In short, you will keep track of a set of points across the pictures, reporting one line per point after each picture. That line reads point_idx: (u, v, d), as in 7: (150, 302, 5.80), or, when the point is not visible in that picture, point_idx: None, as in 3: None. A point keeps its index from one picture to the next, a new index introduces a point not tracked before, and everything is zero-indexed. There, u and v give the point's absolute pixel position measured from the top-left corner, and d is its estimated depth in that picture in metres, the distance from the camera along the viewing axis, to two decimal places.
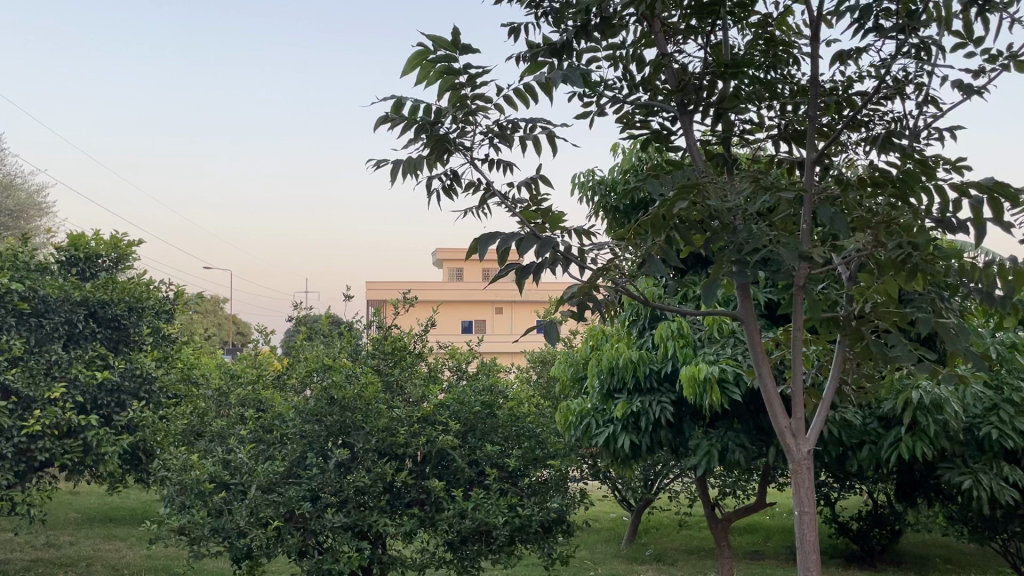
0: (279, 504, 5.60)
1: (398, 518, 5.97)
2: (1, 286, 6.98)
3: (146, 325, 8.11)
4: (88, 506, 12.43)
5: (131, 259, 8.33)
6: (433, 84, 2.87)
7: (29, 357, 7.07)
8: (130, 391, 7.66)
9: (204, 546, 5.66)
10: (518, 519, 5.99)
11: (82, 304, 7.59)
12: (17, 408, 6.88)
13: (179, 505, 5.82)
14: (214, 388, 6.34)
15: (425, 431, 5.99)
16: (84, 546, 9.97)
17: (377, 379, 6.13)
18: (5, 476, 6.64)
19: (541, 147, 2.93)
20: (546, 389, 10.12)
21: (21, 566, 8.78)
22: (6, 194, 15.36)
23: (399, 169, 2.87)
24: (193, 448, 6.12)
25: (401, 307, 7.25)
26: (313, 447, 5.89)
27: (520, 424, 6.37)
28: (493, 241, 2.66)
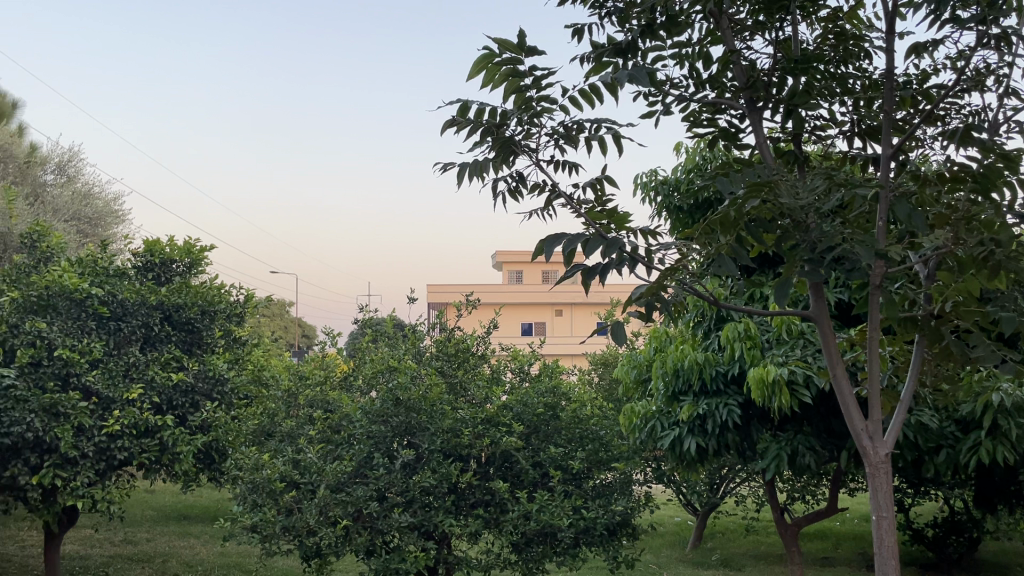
0: (347, 503, 5.69)
1: (464, 518, 6.01)
2: (83, 290, 7.27)
3: (217, 327, 8.33)
4: (163, 504, 12.84)
5: (204, 264, 8.56)
6: (499, 87, 2.88)
7: (109, 359, 7.35)
8: (204, 392, 7.89)
9: (275, 544, 5.79)
10: (583, 521, 5.98)
11: (158, 307, 7.85)
12: (98, 409, 7.14)
13: (250, 504, 5.96)
14: (283, 389, 6.48)
15: (488, 432, 6.02)
16: (159, 542, 10.30)
17: (441, 381, 6.19)
18: (86, 475, 6.89)
19: (606, 147, 2.92)
20: (608, 392, 10.07)
21: (101, 561, 9.12)
22: (86, 202, 15.95)
23: (465, 172, 2.89)
24: (264, 448, 6.27)
25: (465, 309, 7.30)
26: (380, 447, 5.96)
27: (583, 427, 6.36)
28: (559, 243, 2.66)
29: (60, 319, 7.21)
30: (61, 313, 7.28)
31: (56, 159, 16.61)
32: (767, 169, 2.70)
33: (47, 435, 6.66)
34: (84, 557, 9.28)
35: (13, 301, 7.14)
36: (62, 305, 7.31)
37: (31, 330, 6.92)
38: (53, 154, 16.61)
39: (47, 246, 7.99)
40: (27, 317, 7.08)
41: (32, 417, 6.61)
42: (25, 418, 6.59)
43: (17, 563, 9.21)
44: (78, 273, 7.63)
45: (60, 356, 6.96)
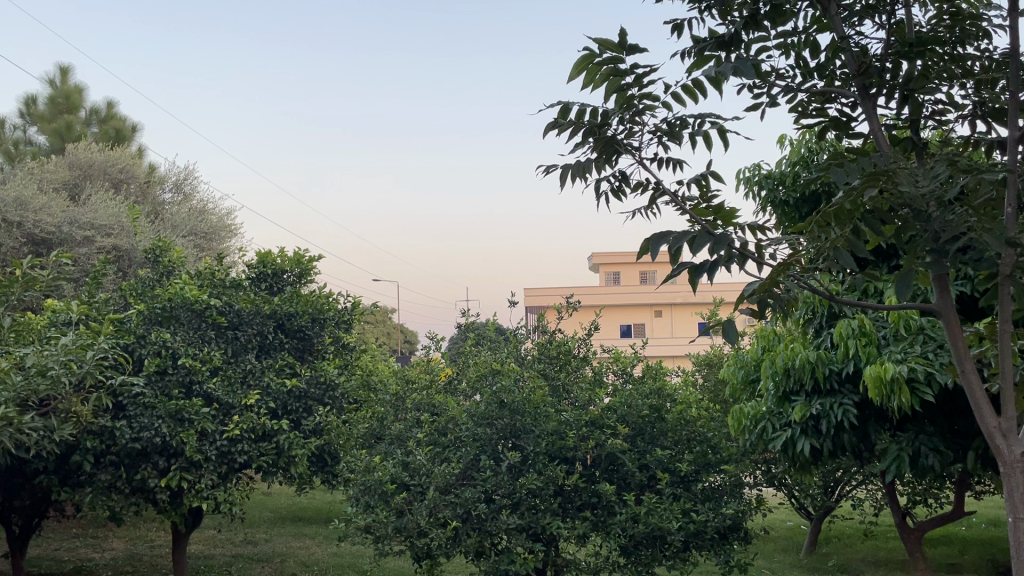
0: (456, 504, 5.78)
1: (571, 521, 6.00)
2: (202, 302, 7.64)
3: (327, 334, 8.62)
4: (279, 506, 13.33)
5: (313, 273, 8.85)
6: (600, 87, 2.87)
7: (228, 367, 7.70)
8: (316, 397, 8.18)
9: (389, 544, 5.93)
10: (694, 525, 5.88)
11: (271, 316, 8.18)
12: (219, 414, 7.49)
13: (363, 505, 6.12)
14: (390, 393, 6.64)
15: (593, 434, 6.00)
16: (277, 543, 10.70)
17: (545, 384, 6.21)
18: (209, 477, 7.21)
19: (711, 142, 2.87)
20: (714, 394, 9.87)
21: (224, 561, 9.54)
22: (201, 218, 16.73)
23: (568, 173, 2.89)
24: (374, 451, 6.44)
25: (565, 312, 7.30)
26: (486, 449, 6.03)
27: (690, 429, 6.26)
28: (664, 242, 2.62)
29: (182, 329, 7.60)
30: (183, 324, 7.67)
31: (173, 178, 17.49)
32: (884, 157, 2.59)
33: (173, 440, 7.04)
34: (208, 557, 9.73)
35: (140, 313, 7.58)
36: (185, 316, 7.70)
37: (157, 341, 7.33)
38: (170, 174, 17.49)
39: (169, 260, 8.44)
40: (152, 327, 7.50)
41: (160, 422, 7.01)
42: (153, 424, 7.00)
43: (149, 562, 9.74)
44: (198, 286, 8.03)
45: (184, 364, 7.34)
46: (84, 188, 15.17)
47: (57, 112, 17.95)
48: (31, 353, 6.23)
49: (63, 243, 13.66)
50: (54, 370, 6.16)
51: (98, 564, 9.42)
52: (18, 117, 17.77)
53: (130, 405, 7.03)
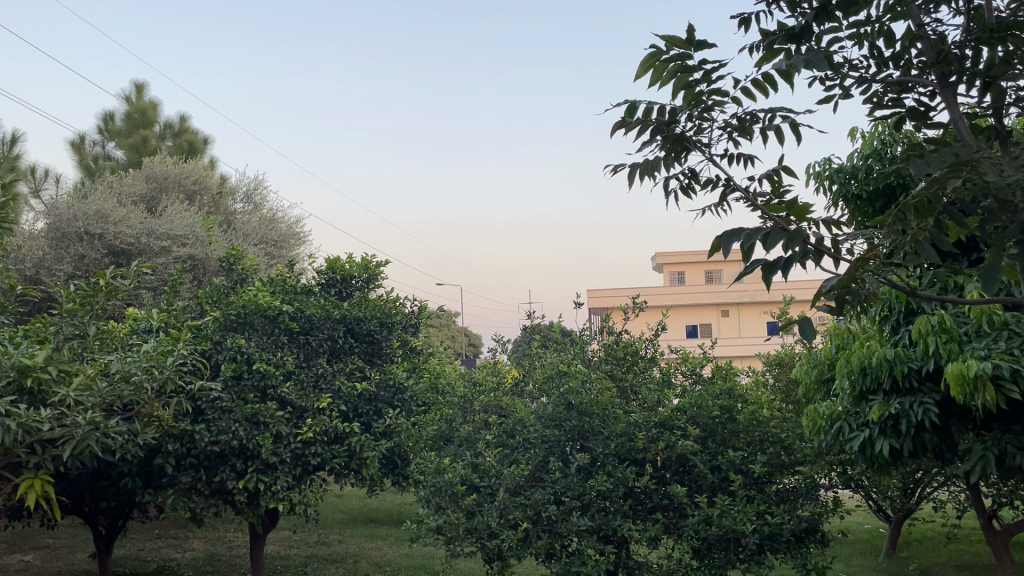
0: (526, 506, 5.80)
1: (642, 523, 5.96)
2: (275, 308, 7.83)
3: (395, 338, 8.73)
4: (351, 507, 13.56)
5: (380, 278, 8.98)
6: (667, 84, 2.85)
7: (300, 371, 7.88)
8: (386, 400, 8.30)
9: (460, 546, 5.98)
10: (769, 527, 5.76)
11: (341, 321, 8.33)
12: (293, 417, 7.67)
13: (434, 507, 6.17)
14: (459, 395, 6.70)
15: (663, 435, 5.94)
16: (350, 544, 10.88)
17: (613, 385, 6.17)
18: (285, 479, 7.39)
19: (783, 136, 2.82)
20: (786, 394, 9.67)
21: (300, 561, 9.76)
22: (271, 226, 17.13)
23: (636, 172, 2.87)
24: (444, 453, 6.51)
25: (632, 313, 7.26)
26: (555, 451, 6.03)
27: (763, 429, 6.15)
28: (737, 238, 2.58)
29: (256, 335, 7.82)
30: (257, 330, 7.89)
31: (244, 188, 17.96)
32: (967, 146, 2.50)
33: (250, 443, 7.24)
34: (284, 557, 9.95)
35: (216, 319, 7.82)
36: (259, 322, 7.92)
37: (233, 346, 7.56)
38: (241, 185, 17.97)
39: (243, 268, 8.67)
40: (228, 333, 7.74)
41: (237, 425, 7.23)
42: (231, 427, 7.22)
43: (228, 562, 10.02)
44: (271, 292, 8.24)
45: (259, 369, 7.54)
46: (160, 200, 15.70)
47: (133, 127, 18.61)
48: (115, 359, 6.48)
49: (141, 254, 14.15)
50: (137, 375, 6.39)
51: (180, 564, 9.73)
52: (98, 133, 18.48)
53: (209, 409, 7.27)
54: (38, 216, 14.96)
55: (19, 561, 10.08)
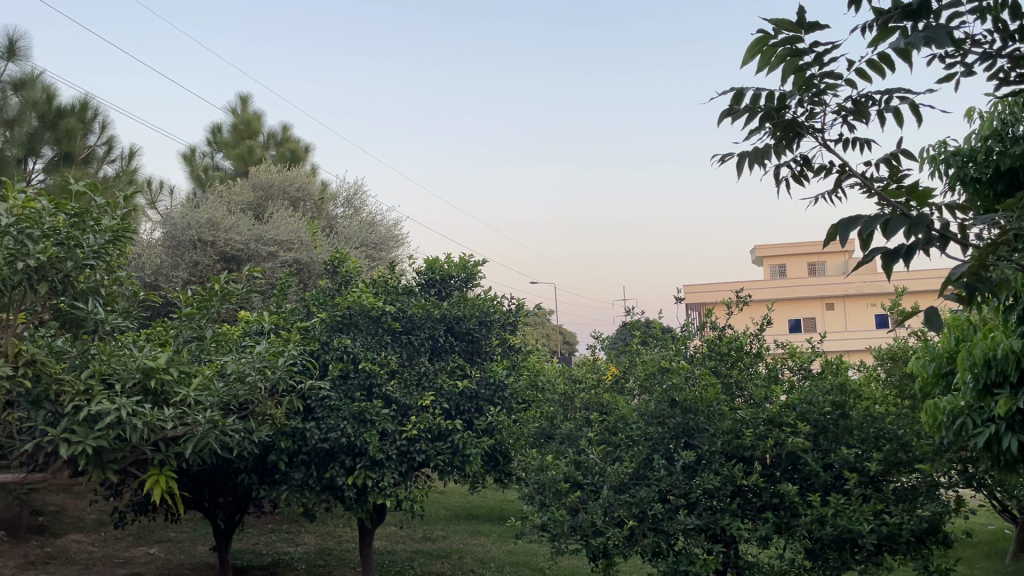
0: (631, 504, 5.74)
1: (752, 521, 5.82)
2: (378, 308, 8.03)
3: (495, 336, 8.78)
4: (454, 504, 13.75)
5: (478, 277, 9.06)
6: (776, 69, 2.76)
7: (404, 370, 8.05)
8: (486, 397, 8.38)
9: (565, 543, 5.94)
10: (887, 527, 5.53)
11: (441, 320, 8.45)
12: (398, 414, 7.84)
13: (538, 504, 6.18)
14: (559, 392, 6.71)
15: (772, 433, 5.76)
16: (454, 540, 11.04)
17: (717, 380, 6.02)
18: (391, 476, 7.56)
19: (902, 118, 2.69)
20: (900, 389, 9.26)
21: (407, 556, 9.97)
22: (371, 229, 17.53)
23: (745, 160, 2.79)
24: (546, 450, 6.53)
25: (735, 307, 7.09)
26: (659, 449, 5.94)
27: (879, 426, 5.90)
28: (855, 226, 2.48)
29: (362, 335, 8.05)
30: (362, 330, 8.11)
31: (344, 194, 18.46)
32: None
33: (358, 440, 7.45)
34: (391, 552, 10.18)
35: (323, 321, 8.08)
36: (363, 322, 8.13)
37: (339, 346, 7.81)
38: (341, 190, 18.48)
39: (346, 270, 8.92)
40: (335, 334, 8.00)
41: (345, 424, 7.44)
42: (339, 425, 7.44)
43: (338, 556, 10.32)
44: (374, 293, 8.44)
45: (364, 368, 7.75)
46: (267, 207, 16.33)
47: (239, 138, 19.41)
48: (231, 360, 6.75)
49: (250, 259, 14.74)
50: (251, 375, 6.67)
51: (293, 558, 10.08)
52: (207, 145, 19.36)
53: (318, 408, 7.52)
54: (155, 226, 15.79)
55: (146, 553, 10.66)
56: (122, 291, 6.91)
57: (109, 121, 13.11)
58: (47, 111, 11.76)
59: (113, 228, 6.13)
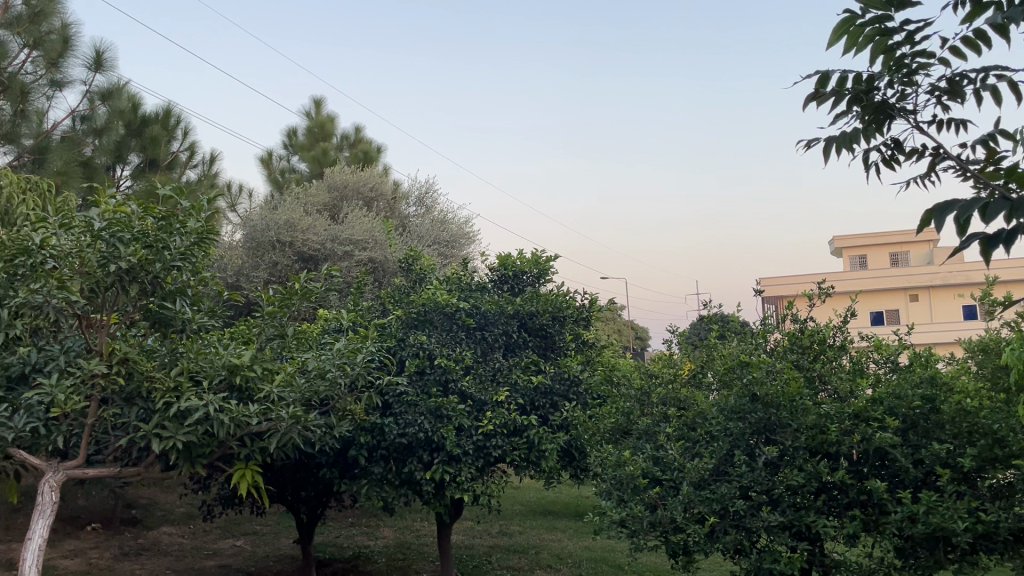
0: (712, 500, 5.64)
1: (838, 519, 5.67)
2: (452, 305, 8.10)
3: (568, 332, 8.74)
4: (529, 500, 13.78)
5: (550, 273, 9.04)
6: (863, 50, 2.67)
7: (478, 366, 8.09)
8: (561, 393, 8.36)
9: (644, 540, 5.88)
10: (983, 526, 5.29)
11: (514, 316, 8.45)
12: (474, 410, 7.88)
13: (616, 500, 6.12)
14: (635, 387, 6.66)
15: (858, 428, 5.55)
16: (530, 535, 11.06)
17: (800, 374, 5.85)
18: (468, 471, 7.62)
19: (1000, 96, 2.57)
20: (993, 383, 8.87)
21: (484, 551, 10.04)
22: (442, 227, 17.69)
23: (832, 145, 2.71)
24: (623, 445, 6.48)
25: (816, 299, 6.89)
26: (740, 445, 5.81)
27: (972, 421, 5.60)
28: (950, 211, 2.36)
29: (436, 332, 8.13)
30: (436, 326, 8.19)
31: (415, 194, 18.67)
32: None
33: (435, 435, 7.52)
34: (468, 547, 10.26)
35: (399, 318, 8.20)
36: (437, 318, 8.20)
37: (415, 343, 7.91)
38: (413, 189, 18.69)
39: (420, 268, 9.01)
40: (410, 331, 8.10)
41: (422, 419, 7.53)
42: (417, 420, 7.53)
43: (416, 550, 10.46)
44: (448, 290, 8.52)
45: (440, 365, 7.81)
46: (341, 208, 16.65)
47: (314, 141, 19.84)
48: (311, 357, 6.89)
49: (327, 259, 15.04)
50: (331, 372, 6.80)
51: (373, 551, 10.27)
52: (283, 148, 19.84)
53: (396, 403, 7.63)
54: (235, 228, 16.25)
55: (232, 545, 10.98)
56: (208, 291, 7.14)
57: (191, 128, 13.56)
58: (133, 120, 12.25)
59: (199, 230, 6.28)
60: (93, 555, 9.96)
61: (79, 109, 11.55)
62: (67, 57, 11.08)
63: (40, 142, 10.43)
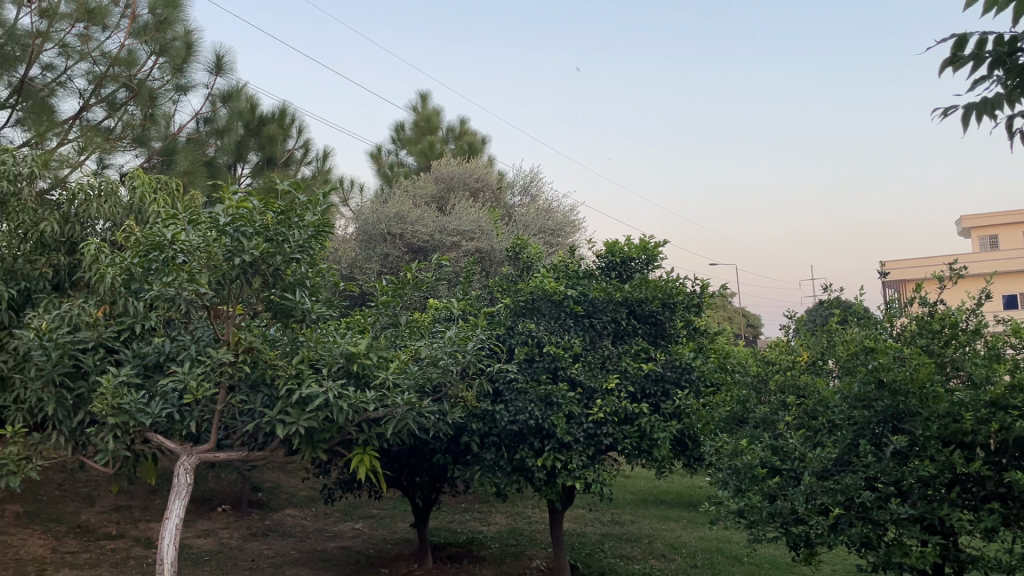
0: (836, 491, 5.45)
1: (974, 512, 5.36)
2: (560, 293, 8.09)
3: (679, 318, 8.59)
4: (641, 488, 13.68)
5: (659, 259, 8.89)
6: (1006, 10, 2.51)
7: (588, 353, 8.06)
8: (673, 380, 8.23)
9: (763, 531, 5.74)
10: None
11: (623, 303, 8.34)
12: (584, 398, 7.85)
13: (733, 489, 5.98)
14: (751, 374, 6.49)
15: (996, 416, 5.16)
16: (643, 524, 10.98)
17: (929, 360, 5.56)
18: (579, 459, 7.62)
19: None
20: None
21: (596, 539, 10.04)
22: (548, 216, 17.70)
23: (973, 112, 2.58)
24: (739, 434, 6.33)
25: (948, 281, 6.51)
26: (865, 432, 5.59)
27: None
28: None
29: (545, 320, 8.14)
30: (545, 314, 8.21)
31: (520, 182, 18.75)
32: None
33: (546, 422, 7.55)
34: (581, 534, 10.28)
35: (507, 306, 8.27)
36: (545, 306, 8.20)
37: (524, 331, 7.97)
38: (518, 179, 18.77)
39: (527, 257, 9.04)
40: (519, 319, 8.15)
41: (532, 406, 7.56)
42: (527, 408, 7.57)
43: (529, 536, 10.56)
44: (555, 278, 8.52)
45: (549, 352, 7.82)
46: (448, 199, 16.91)
47: (421, 134, 20.24)
48: (424, 345, 7.02)
49: (436, 249, 15.30)
50: (443, 359, 6.89)
51: (487, 536, 10.43)
52: (391, 143, 20.32)
53: (506, 391, 7.70)
54: (348, 222, 16.77)
55: (352, 528, 11.37)
56: (325, 282, 7.38)
57: (305, 126, 14.02)
58: (252, 119, 12.82)
59: (315, 223, 6.41)
60: (224, 535, 10.51)
61: (202, 111, 11.94)
62: (190, 62, 11.67)
63: (167, 144, 11.04)
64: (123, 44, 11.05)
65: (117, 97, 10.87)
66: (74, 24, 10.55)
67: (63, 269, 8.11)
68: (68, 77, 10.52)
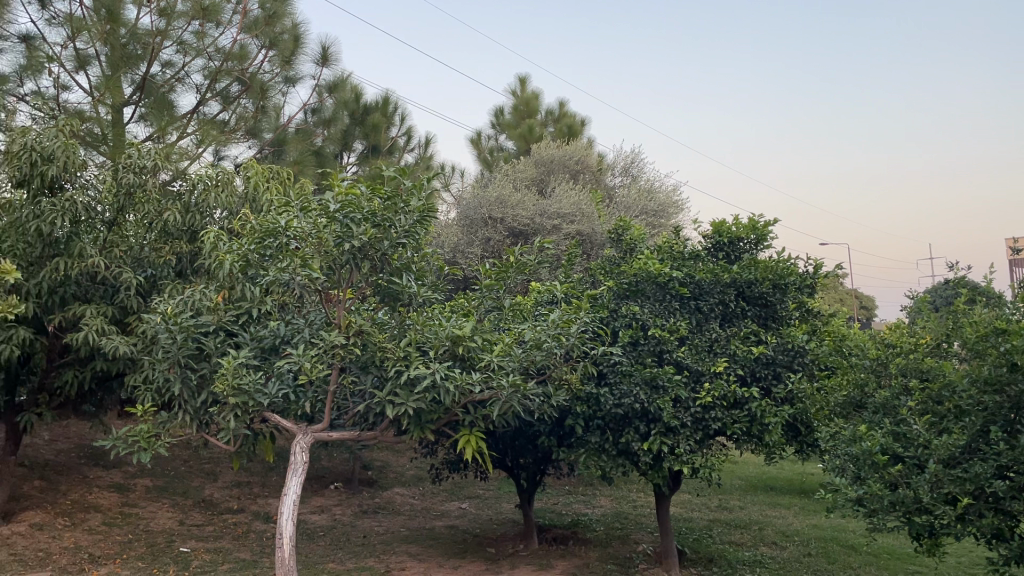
0: (965, 480, 5.18)
1: None
2: (665, 275, 7.94)
3: (791, 301, 8.32)
4: (749, 475, 13.38)
5: (769, 238, 8.62)
6: None
7: (695, 336, 7.90)
8: (784, 364, 7.98)
9: (884, 520, 5.50)
10: None
11: (731, 284, 8.13)
12: (691, 381, 7.70)
13: (852, 476, 5.76)
14: (871, 358, 6.23)
15: None
16: (752, 511, 10.74)
17: None
18: (686, 443, 7.48)
19: None
20: None
21: (704, 524, 9.90)
22: (650, 197, 17.42)
23: None
24: (859, 419, 6.09)
25: None
26: (997, 419, 5.21)
27: None
28: None
29: (649, 302, 8.01)
30: (649, 296, 8.07)
31: (621, 164, 18.54)
32: None
33: (651, 406, 7.46)
34: (688, 520, 10.15)
35: (611, 288, 8.18)
36: (650, 289, 8.08)
37: (628, 313, 7.87)
38: (618, 160, 18.56)
39: (631, 238, 8.92)
40: (623, 301, 8.05)
41: (638, 389, 7.48)
42: (632, 391, 7.49)
43: (635, 520, 10.50)
44: (660, 260, 8.39)
45: (654, 335, 7.71)
46: (549, 182, 16.87)
47: (521, 119, 20.27)
48: (528, 328, 7.02)
49: (537, 233, 15.32)
50: (548, 342, 6.88)
51: (593, 519, 10.43)
52: (491, 128, 20.45)
53: (610, 373, 7.63)
54: (450, 207, 16.98)
55: (459, 508, 11.57)
56: (431, 266, 7.49)
57: (407, 113, 14.27)
58: (356, 109, 13.18)
59: (420, 208, 6.48)
60: (337, 512, 10.88)
61: (309, 102, 12.35)
62: (298, 54, 12.01)
63: (278, 136, 11.57)
64: (236, 38, 11.46)
65: (230, 90, 11.34)
66: (190, 22, 10.95)
67: (185, 256, 8.55)
68: (186, 74, 11.03)
